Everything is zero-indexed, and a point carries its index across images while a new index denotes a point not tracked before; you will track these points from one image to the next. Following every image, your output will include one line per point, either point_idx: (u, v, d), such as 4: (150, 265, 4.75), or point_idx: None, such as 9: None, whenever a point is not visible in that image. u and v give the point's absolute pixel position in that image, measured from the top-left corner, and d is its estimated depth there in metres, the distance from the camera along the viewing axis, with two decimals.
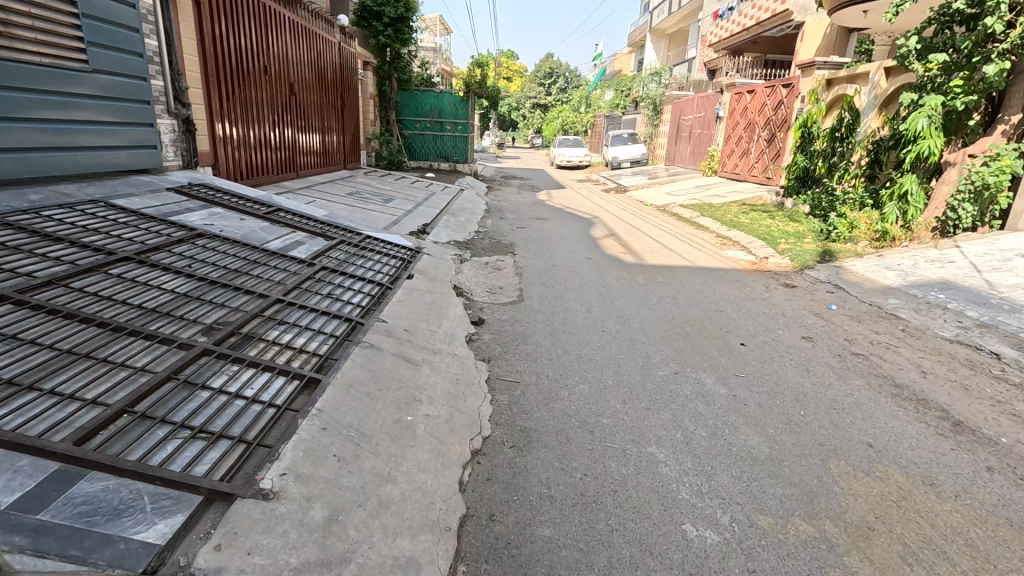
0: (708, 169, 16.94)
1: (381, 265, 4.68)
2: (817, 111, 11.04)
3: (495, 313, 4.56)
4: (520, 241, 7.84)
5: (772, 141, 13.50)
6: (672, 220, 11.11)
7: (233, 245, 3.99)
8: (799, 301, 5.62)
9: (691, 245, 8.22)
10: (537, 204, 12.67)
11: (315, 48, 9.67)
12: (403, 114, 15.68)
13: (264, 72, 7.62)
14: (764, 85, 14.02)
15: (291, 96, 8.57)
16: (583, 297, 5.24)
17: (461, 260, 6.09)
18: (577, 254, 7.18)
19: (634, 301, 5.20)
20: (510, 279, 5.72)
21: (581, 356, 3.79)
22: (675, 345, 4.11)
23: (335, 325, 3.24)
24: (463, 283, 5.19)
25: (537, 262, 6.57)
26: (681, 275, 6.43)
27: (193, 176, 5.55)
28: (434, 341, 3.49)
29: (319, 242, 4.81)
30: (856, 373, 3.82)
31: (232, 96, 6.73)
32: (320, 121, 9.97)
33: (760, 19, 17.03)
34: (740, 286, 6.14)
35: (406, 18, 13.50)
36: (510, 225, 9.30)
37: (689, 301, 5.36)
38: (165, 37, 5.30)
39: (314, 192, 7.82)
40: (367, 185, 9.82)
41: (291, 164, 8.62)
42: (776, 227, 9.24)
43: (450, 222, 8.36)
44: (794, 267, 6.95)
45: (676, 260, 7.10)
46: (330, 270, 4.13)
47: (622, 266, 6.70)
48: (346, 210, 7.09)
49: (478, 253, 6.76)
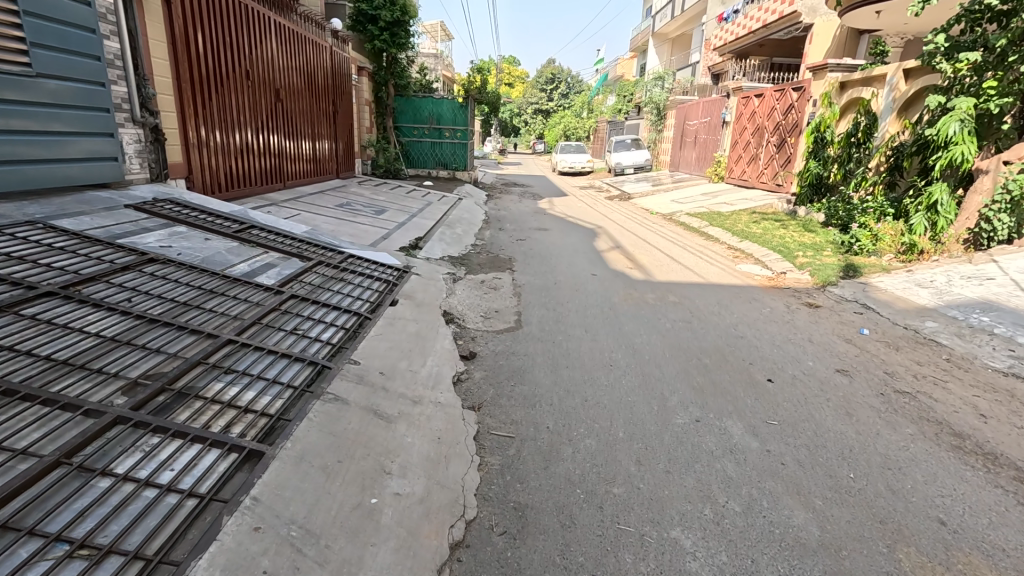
0: (714, 176, 16.42)
1: (362, 290, 4.20)
2: (831, 115, 10.56)
3: (489, 344, 4.06)
4: (520, 255, 7.34)
5: (783, 147, 12.99)
6: (679, 229, 10.61)
7: (190, 273, 3.52)
8: (827, 324, 5.10)
9: (702, 258, 7.71)
10: (538, 213, 12.18)
11: (305, 53, 9.27)
12: (400, 121, 15.26)
13: (248, 77, 7.20)
14: (772, 89, 13.55)
15: (278, 103, 8.14)
16: (587, 322, 4.74)
17: (455, 279, 5.59)
18: (581, 270, 6.67)
19: (645, 327, 4.69)
20: (507, 301, 5.22)
21: (586, 398, 3.28)
22: (694, 382, 3.60)
23: (295, 371, 2.74)
24: (455, 308, 4.69)
25: (537, 280, 6.08)
26: (694, 294, 5.92)
27: (160, 190, 5.08)
28: (414, 386, 2.98)
29: (294, 264, 4.35)
30: (905, 417, 3.29)
31: (210, 101, 6.29)
32: (311, 128, 9.54)
33: (767, 22, 16.55)
34: (760, 305, 5.62)
35: (403, 22, 13.11)
36: (509, 237, 8.80)
37: (705, 325, 4.85)
38: (129, 40, 4.88)
39: (300, 205, 7.36)
40: (359, 196, 9.34)
41: (277, 174, 8.17)
42: (791, 238, 8.75)
43: (445, 235, 7.87)
44: (816, 283, 6.43)
45: (687, 276, 6.59)
46: (301, 298, 3.65)
47: (629, 283, 6.19)
48: (332, 224, 6.62)
49: (473, 270, 6.27)
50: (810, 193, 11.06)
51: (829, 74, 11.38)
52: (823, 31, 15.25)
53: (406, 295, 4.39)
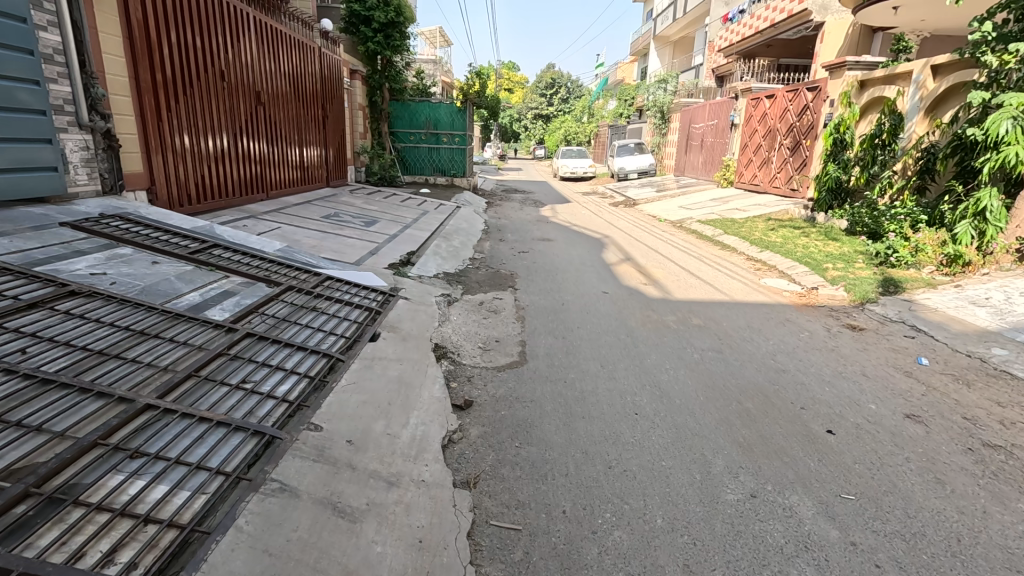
0: (723, 180, 15.78)
1: (338, 323, 3.54)
2: (851, 116, 9.95)
3: (487, 386, 3.39)
4: (522, 270, 6.69)
5: (797, 150, 12.38)
6: (691, 238, 9.97)
7: (119, 308, 2.85)
8: (878, 352, 4.42)
9: (721, 272, 7.07)
10: (539, 222, 11.55)
11: (291, 55, 8.64)
12: (396, 126, 14.66)
13: (224, 79, 6.57)
14: (785, 89, 12.95)
15: (260, 106, 7.51)
16: (601, 353, 4.08)
17: (449, 301, 4.94)
18: (591, 287, 6.01)
19: (670, 358, 4.03)
20: (510, 327, 4.56)
21: (611, 465, 2.61)
22: (739, 437, 2.94)
23: (231, 448, 2.07)
24: (449, 338, 4.03)
25: (543, 299, 5.43)
26: (719, 314, 5.26)
27: (110, 204, 4.43)
28: (391, 459, 2.32)
29: (259, 290, 3.69)
30: (1012, 486, 2.61)
31: (178, 105, 5.66)
32: (298, 135, 8.91)
33: (775, 21, 15.96)
34: (796, 328, 4.95)
35: (398, 24, 12.57)
36: (511, 249, 8.14)
37: (740, 355, 4.19)
38: (73, 32, 4.26)
39: (282, 217, 6.73)
40: (349, 206, 8.71)
41: (258, 184, 7.53)
42: (815, 248, 8.10)
43: (440, 248, 7.22)
44: (853, 300, 5.77)
45: (708, 294, 5.93)
46: (260, 336, 3.00)
47: (644, 302, 5.54)
48: (314, 239, 5.98)
49: (471, 289, 5.62)
50: (828, 197, 10.41)
51: (847, 72, 10.74)
52: (837, 30, 14.49)
53: (392, 326, 3.74)
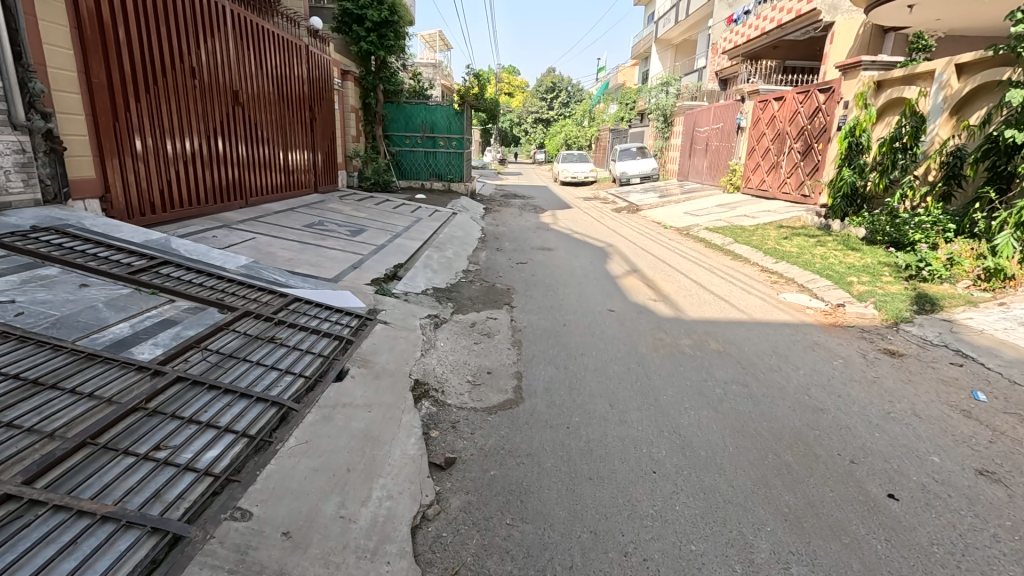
0: (729, 185, 15.25)
1: (299, 358, 2.99)
2: (868, 118, 9.43)
3: (475, 435, 2.84)
4: (520, 284, 6.15)
5: (809, 154, 11.85)
6: (700, 247, 9.44)
7: (16, 349, 2.29)
8: (925, 384, 3.86)
9: (736, 286, 6.54)
10: (539, 229, 11.04)
11: (275, 53, 8.10)
12: (391, 130, 14.14)
13: (196, 78, 6.03)
14: (795, 91, 12.45)
15: (239, 107, 6.97)
16: (609, 387, 3.53)
17: (437, 323, 4.39)
18: (595, 304, 5.46)
19: (689, 395, 3.48)
20: (504, 354, 4.01)
21: (627, 552, 2.06)
22: (783, 505, 2.39)
23: (114, 557, 1.51)
24: (433, 370, 3.48)
25: (544, 319, 4.89)
26: (739, 336, 4.71)
27: (48, 215, 3.89)
28: (340, 560, 1.76)
29: (208, 317, 3.14)
30: None
31: (139, 105, 5.12)
32: (282, 138, 8.37)
33: (782, 21, 15.45)
34: (827, 354, 4.39)
35: (392, 23, 12.09)
36: (508, 259, 7.59)
37: (768, 388, 3.64)
38: (4, 18, 3.72)
39: (259, 227, 6.19)
40: (336, 213, 8.17)
41: (236, 190, 6.99)
42: (833, 258, 7.57)
43: (432, 259, 6.68)
44: (886, 320, 5.21)
45: (725, 312, 5.39)
46: (194, 380, 2.44)
47: (655, 322, 4.99)
48: (291, 252, 5.45)
49: (462, 307, 5.07)
50: (843, 204, 9.86)
51: (863, 72, 10.23)
52: (845, 31, 14.04)
53: (364, 360, 3.19)
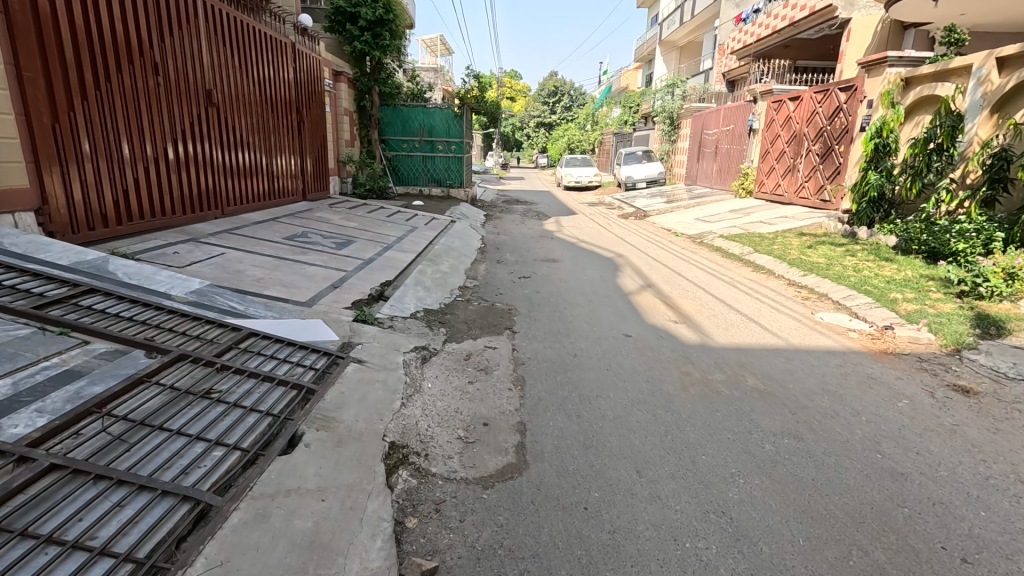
0: (741, 190, 14.57)
1: (239, 420, 2.31)
2: (896, 117, 8.80)
3: (465, 524, 2.16)
4: (523, 303, 5.48)
5: (829, 156, 11.17)
6: (716, 257, 8.77)
7: None
8: (1017, 434, 3.15)
9: (764, 304, 5.84)
10: (543, 237, 10.37)
11: (256, 51, 7.49)
12: (386, 133, 13.53)
13: (159, 74, 5.39)
14: (812, 90, 11.81)
15: (214, 108, 6.34)
16: (633, 444, 2.86)
17: (426, 357, 3.72)
18: (609, 328, 4.78)
19: (733, 456, 2.80)
20: (504, 397, 3.33)
21: None
22: None
23: None
24: (415, 425, 2.80)
25: (551, 348, 4.22)
26: (780, 369, 4.02)
27: None
28: None
29: (128, 365, 2.47)
30: None
31: (88, 102, 4.48)
32: (264, 142, 7.73)
33: (795, 19, 14.81)
34: (888, 392, 3.68)
35: (387, 22, 11.54)
36: (509, 272, 6.93)
37: (829, 444, 2.95)
38: None
39: (232, 240, 5.55)
40: (323, 224, 7.52)
41: (210, 199, 6.35)
42: (867, 271, 6.91)
43: (425, 275, 6.01)
44: (946, 346, 4.52)
45: (758, 337, 4.71)
46: (74, 468, 1.76)
47: (680, 352, 4.31)
48: (263, 271, 4.80)
49: (456, 334, 4.40)
50: (869, 209, 9.14)
51: (888, 69, 9.54)
52: (863, 29, 13.44)
53: (327, 419, 2.51)
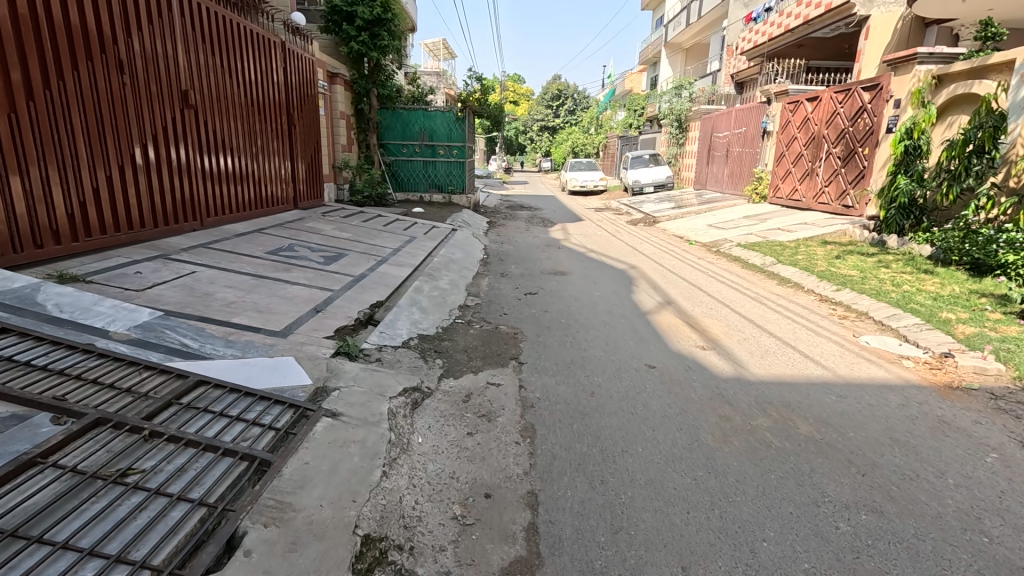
0: (755, 195, 13.97)
1: (158, 518, 1.73)
2: (927, 118, 8.19)
3: None
4: (530, 325, 4.91)
5: (852, 159, 10.60)
6: (735, 268, 8.19)
7: None
8: None
9: (799, 325, 5.25)
10: (549, 246, 9.81)
11: (241, 49, 6.93)
12: (385, 138, 12.99)
13: (125, 72, 4.83)
14: (832, 90, 11.23)
15: (191, 110, 5.78)
16: (673, 527, 2.26)
17: (418, 401, 3.15)
18: (629, 356, 4.20)
19: (803, 542, 2.20)
20: (510, 455, 2.75)
21: None
22: None
23: None
24: (399, 505, 2.21)
25: (564, 384, 3.64)
26: (834, 411, 3.41)
27: None
28: None
29: (22, 439, 1.88)
30: None
31: (35, 102, 3.94)
32: (250, 147, 7.19)
33: (809, 18, 14.21)
34: (969, 442, 3.07)
35: (385, 21, 11.05)
36: (514, 287, 6.36)
37: (918, 522, 2.35)
38: None
39: (207, 256, 5.01)
40: (313, 235, 6.99)
41: (187, 209, 5.79)
42: (907, 284, 6.31)
43: (421, 292, 5.44)
44: (1021, 380, 3.91)
45: (800, 368, 4.11)
46: None
47: (713, 387, 3.72)
48: (236, 293, 4.24)
49: (455, 367, 3.82)
50: (898, 216, 8.55)
51: (918, 67, 8.93)
52: (883, 24, 12.65)
53: (282, 508, 1.93)
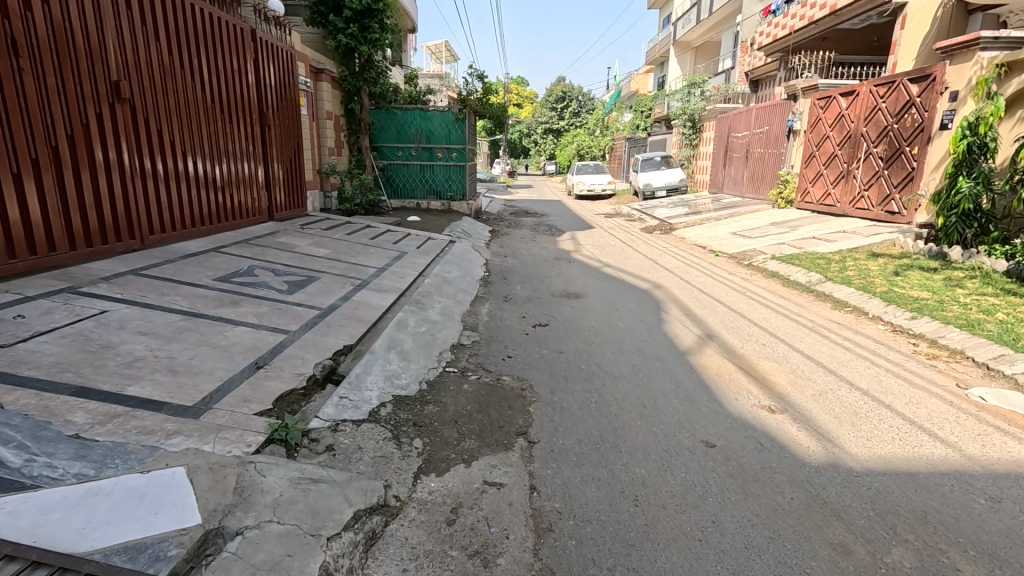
0: (781, 199, 12.86)
1: None
2: (996, 112, 6.95)
3: None
4: (542, 375, 3.81)
5: (897, 160, 9.48)
6: (776, 286, 7.08)
7: None
8: None
9: (883, 370, 4.13)
10: (559, 259, 8.70)
11: (197, 35, 5.89)
12: (379, 140, 11.93)
13: (21, 54, 3.78)
14: (871, 83, 10.11)
15: (123, 103, 4.74)
16: None
17: (375, 535, 2.06)
18: (678, 428, 3.10)
19: None
20: None
21: None
22: None
23: None
24: None
25: (594, 483, 2.54)
26: (999, 532, 2.29)
27: None
28: None
29: None
30: None
31: None
32: (210, 149, 6.13)
33: (836, 7, 13.02)
34: None
35: (376, 11, 10.03)
36: (520, 316, 5.26)
37: None
38: None
39: (130, 289, 3.95)
40: (283, 252, 5.93)
41: (120, 227, 4.74)
42: (1000, 311, 5.16)
43: (406, 328, 4.35)
44: None
45: (912, 446, 3.00)
46: None
47: (805, 486, 2.59)
48: (150, 343, 3.16)
49: (439, 453, 2.72)
50: (959, 223, 7.30)
51: (981, 53, 7.74)
52: (920, 14, 11.36)
53: None
